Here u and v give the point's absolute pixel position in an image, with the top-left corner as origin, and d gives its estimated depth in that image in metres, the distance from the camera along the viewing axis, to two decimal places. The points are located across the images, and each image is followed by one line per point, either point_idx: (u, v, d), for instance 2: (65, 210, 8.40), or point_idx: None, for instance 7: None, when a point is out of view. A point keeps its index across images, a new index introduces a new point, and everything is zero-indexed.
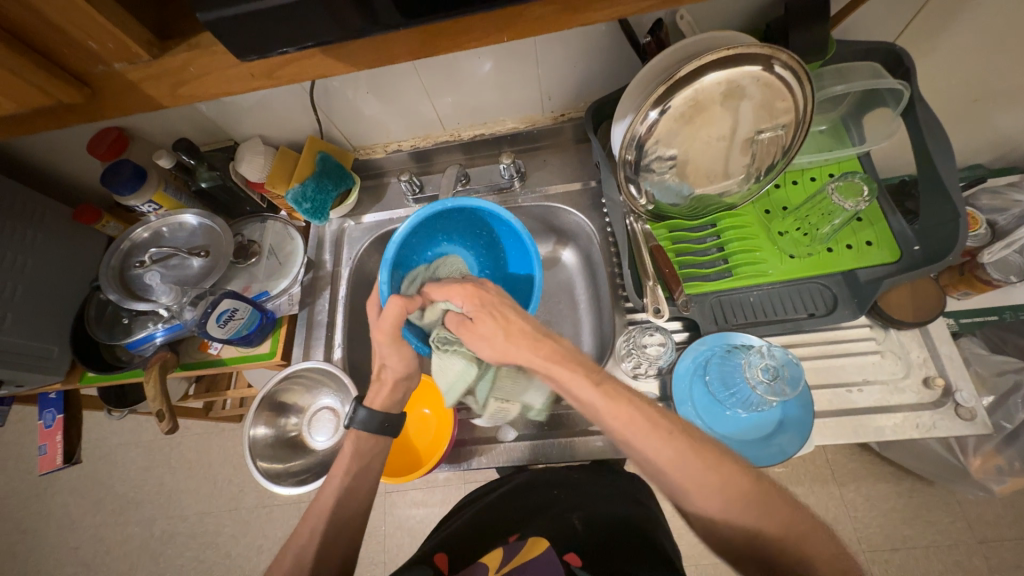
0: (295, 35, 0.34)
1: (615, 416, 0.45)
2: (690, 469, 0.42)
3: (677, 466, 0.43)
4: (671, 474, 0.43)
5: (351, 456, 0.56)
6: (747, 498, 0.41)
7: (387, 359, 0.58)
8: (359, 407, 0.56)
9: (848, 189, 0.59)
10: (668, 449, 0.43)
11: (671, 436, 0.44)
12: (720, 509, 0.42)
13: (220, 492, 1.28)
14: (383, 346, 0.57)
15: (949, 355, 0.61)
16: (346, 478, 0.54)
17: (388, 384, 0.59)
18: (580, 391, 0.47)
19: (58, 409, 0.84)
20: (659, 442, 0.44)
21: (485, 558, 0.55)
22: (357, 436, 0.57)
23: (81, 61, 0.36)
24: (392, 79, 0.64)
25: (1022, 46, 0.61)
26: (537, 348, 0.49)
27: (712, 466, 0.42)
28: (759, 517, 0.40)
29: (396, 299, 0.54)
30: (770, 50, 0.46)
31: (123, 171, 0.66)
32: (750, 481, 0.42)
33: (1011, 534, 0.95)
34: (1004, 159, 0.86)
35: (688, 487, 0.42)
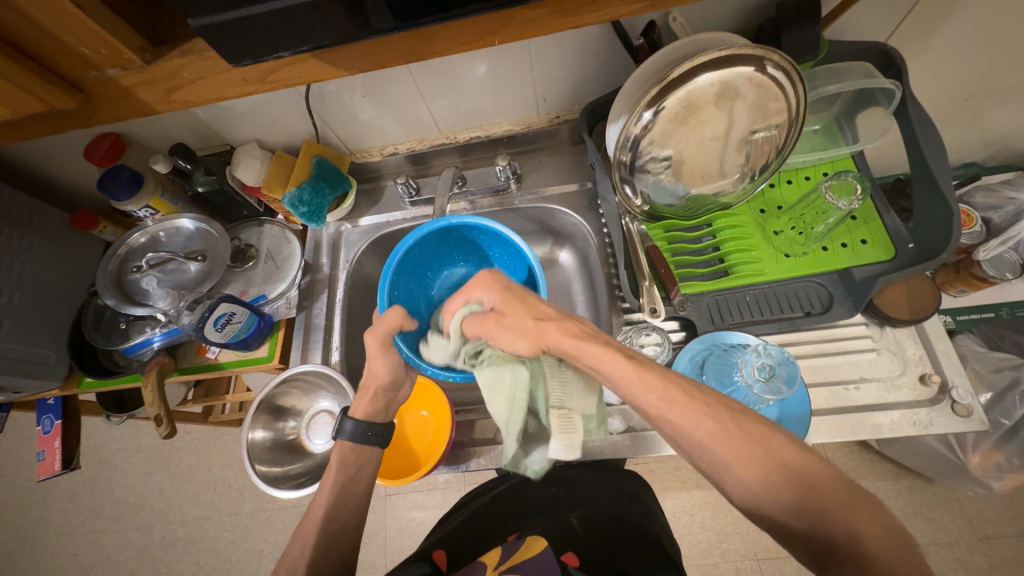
0: (289, 39, 0.34)
1: (650, 382, 0.42)
2: (729, 440, 0.38)
3: (716, 439, 0.39)
4: (708, 449, 0.39)
5: (338, 467, 0.55)
6: (793, 472, 0.37)
7: (373, 366, 0.58)
8: (344, 419, 0.57)
9: (841, 188, 0.59)
10: (707, 421, 0.40)
11: (711, 409, 0.40)
12: (764, 484, 0.37)
13: (220, 497, 1.27)
14: (374, 351, 0.57)
15: (945, 353, 0.61)
16: (337, 486, 0.55)
17: (370, 393, 0.58)
18: (613, 368, 0.44)
19: (57, 415, 0.84)
20: (697, 416, 0.40)
21: (483, 558, 0.54)
22: (342, 447, 0.56)
23: (74, 67, 0.36)
24: (388, 83, 0.64)
25: (1012, 44, 0.61)
26: (561, 327, 0.49)
27: (756, 439, 0.38)
28: (803, 498, 0.35)
29: (397, 309, 0.55)
30: (762, 50, 0.46)
31: (120, 177, 0.66)
32: (797, 454, 0.38)
33: (1012, 531, 0.95)
34: (998, 156, 0.86)
35: (720, 463, 0.39)
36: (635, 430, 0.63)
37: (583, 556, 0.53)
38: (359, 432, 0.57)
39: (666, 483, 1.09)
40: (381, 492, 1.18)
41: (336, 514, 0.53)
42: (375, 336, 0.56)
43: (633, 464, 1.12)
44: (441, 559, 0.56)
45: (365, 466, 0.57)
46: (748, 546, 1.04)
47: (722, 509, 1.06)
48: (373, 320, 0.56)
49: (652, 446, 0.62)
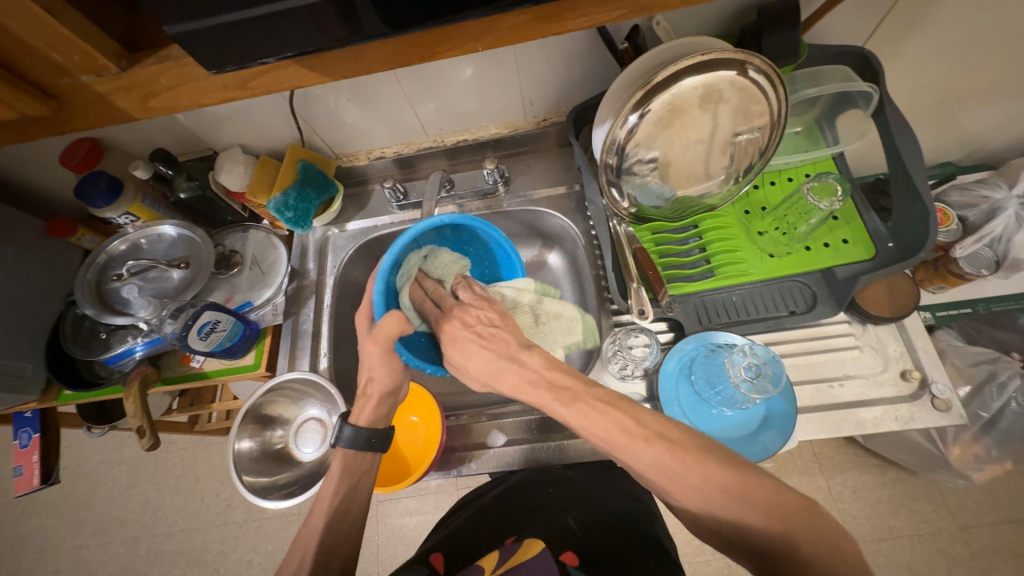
0: (274, 44, 0.33)
1: (595, 414, 0.43)
2: (674, 463, 0.39)
3: (659, 472, 0.40)
4: (650, 477, 0.40)
5: (339, 476, 0.55)
6: (733, 493, 0.37)
7: (374, 372, 0.57)
8: (344, 425, 0.56)
9: (822, 189, 0.61)
10: (647, 453, 0.40)
11: (650, 444, 0.40)
12: (705, 507, 0.38)
13: (207, 508, 1.25)
14: (375, 357, 0.57)
15: (925, 349, 0.62)
16: (338, 496, 0.54)
17: (373, 401, 0.58)
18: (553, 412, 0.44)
19: (34, 428, 0.81)
20: (638, 450, 0.40)
21: (482, 561, 0.53)
22: (343, 454, 0.56)
23: (46, 74, 0.35)
24: (373, 87, 0.64)
25: (983, 48, 0.63)
26: (492, 358, 0.47)
27: (696, 466, 0.39)
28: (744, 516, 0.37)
29: (394, 315, 0.55)
30: (743, 55, 0.47)
31: (98, 183, 0.64)
32: (734, 475, 0.38)
33: (991, 520, 0.98)
34: (973, 156, 0.88)
35: (665, 486, 0.40)
36: None
37: (582, 557, 0.53)
38: (363, 439, 0.56)
39: None
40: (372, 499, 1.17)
41: (335, 522, 0.52)
42: (375, 343, 0.56)
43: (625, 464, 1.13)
44: (439, 562, 0.57)
45: (365, 472, 0.57)
46: None
47: None
48: (374, 328, 0.56)
49: None
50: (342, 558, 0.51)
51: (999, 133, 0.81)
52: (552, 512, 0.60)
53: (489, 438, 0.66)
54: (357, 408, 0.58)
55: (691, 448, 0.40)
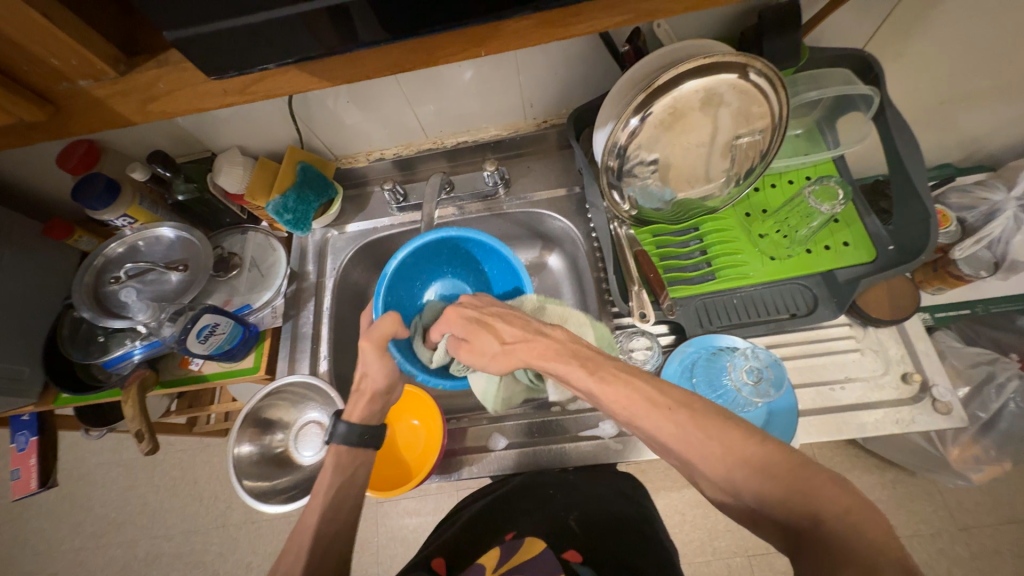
0: (272, 50, 0.33)
1: (617, 386, 0.45)
2: (695, 433, 0.40)
3: (679, 439, 0.41)
4: (674, 447, 0.42)
5: (334, 468, 0.55)
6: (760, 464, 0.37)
7: (369, 368, 0.57)
8: (337, 421, 0.56)
9: (824, 193, 0.61)
10: (668, 422, 0.42)
11: (672, 412, 0.42)
12: (726, 477, 0.38)
13: (206, 510, 1.24)
14: (368, 353, 0.56)
15: (926, 351, 0.62)
16: (334, 489, 0.53)
17: (367, 396, 0.58)
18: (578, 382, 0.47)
19: (32, 432, 0.81)
20: (659, 417, 0.42)
21: (482, 558, 0.54)
22: (338, 448, 0.56)
23: (43, 79, 0.35)
24: (373, 89, 0.63)
25: (983, 51, 0.63)
26: (519, 330, 0.52)
27: (718, 433, 0.40)
28: (767, 490, 0.36)
29: (390, 315, 0.57)
30: (745, 58, 0.47)
31: (96, 185, 0.64)
32: (757, 446, 0.38)
33: (990, 521, 0.98)
34: (972, 157, 0.89)
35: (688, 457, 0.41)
36: (625, 433, 0.63)
37: (585, 555, 0.53)
38: (357, 434, 0.56)
39: (657, 483, 1.10)
40: (372, 500, 1.17)
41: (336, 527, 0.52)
42: (370, 340, 0.56)
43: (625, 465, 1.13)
44: (440, 565, 0.54)
45: (362, 467, 0.57)
46: (738, 544, 1.05)
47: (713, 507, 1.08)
48: (370, 325, 0.57)
49: (641, 450, 0.62)
50: (340, 554, 0.50)
51: (998, 135, 0.81)
52: (553, 510, 0.60)
53: (490, 442, 0.66)
54: (351, 404, 0.58)
55: (715, 421, 0.41)
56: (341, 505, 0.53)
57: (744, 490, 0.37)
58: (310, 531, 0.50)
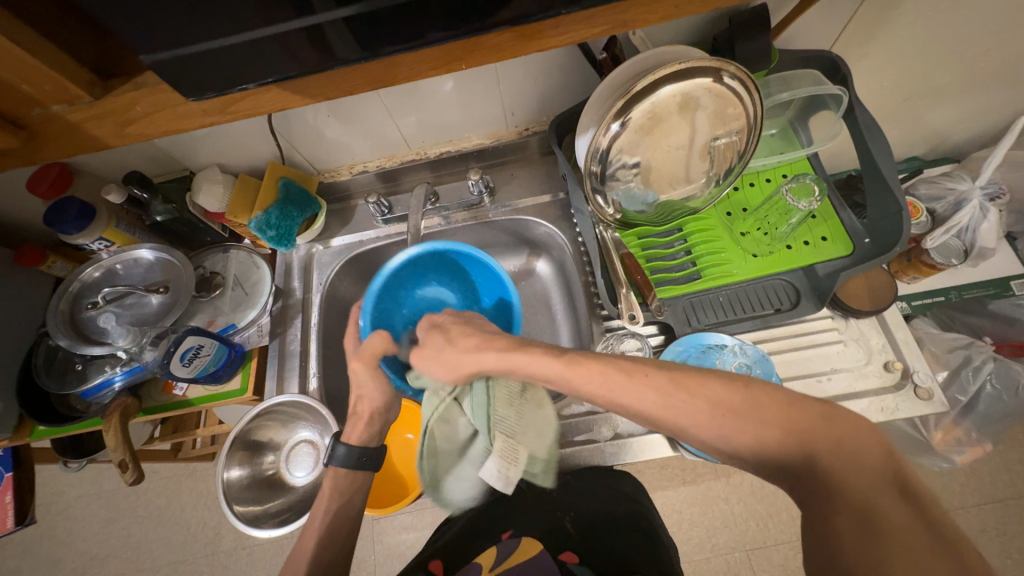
0: (249, 70, 0.33)
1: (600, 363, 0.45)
2: (695, 397, 0.39)
3: (669, 409, 0.40)
4: (660, 418, 0.41)
5: (331, 494, 0.54)
6: (729, 411, 0.38)
7: (364, 390, 0.57)
8: (336, 445, 0.55)
9: (800, 190, 0.63)
10: (649, 391, 0.41)
11: (649, 379, 0.42)
12: (716, 433, 0.38)
13: (195, 538, 1.20)
14: (360, 374, 0.56)
15: (905, 340, 0.64)
16: (329, 514, 0.53)
17: (364, 418, 0.57)
18: (546, 369, 0.46)
19: (6, 467, 0.77)
20: (636, 386, 0.42)
21: (479, 558, 0.57)
22: (336, 473, 0.55)
23: (15, 105, 0.34)
24: (353, 103, 0.63)
25: (940, 49, 0.67)
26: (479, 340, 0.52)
27: (699, 391, 0.39)
28: (766, 439, 0.37)
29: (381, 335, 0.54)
30: (718, 62, 0.48)
31: (69, 209, 0.62)
32: (736, 393, 0.39)
33: (975, 501, 1.01)
34: (936, 150, 0.92)
35: (685, 427, 0.40)
36: (620, 436, 0.62)
37: (581, 555, 0.58)
38: (355, 458, 0.55)
39: (654, 481, 1.10)
40: (368, 517, 1.15)
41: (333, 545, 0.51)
42: (361, 361, 0.55)
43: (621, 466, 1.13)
44: (438, 567, 0.57)
45: (357, 492, 0.56)
46: (736, 538, 1.06)
47: (710, 504, 1.09)
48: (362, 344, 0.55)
49: (637, 452, 0.62)
50: None
51: (959, 128, 0.85)
52: (549, 510, 0.63)
53: None
54: (350, 427, 0.58)
55: (711, 382, 0.40)
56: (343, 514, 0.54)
57: (738, 440, 0.38)
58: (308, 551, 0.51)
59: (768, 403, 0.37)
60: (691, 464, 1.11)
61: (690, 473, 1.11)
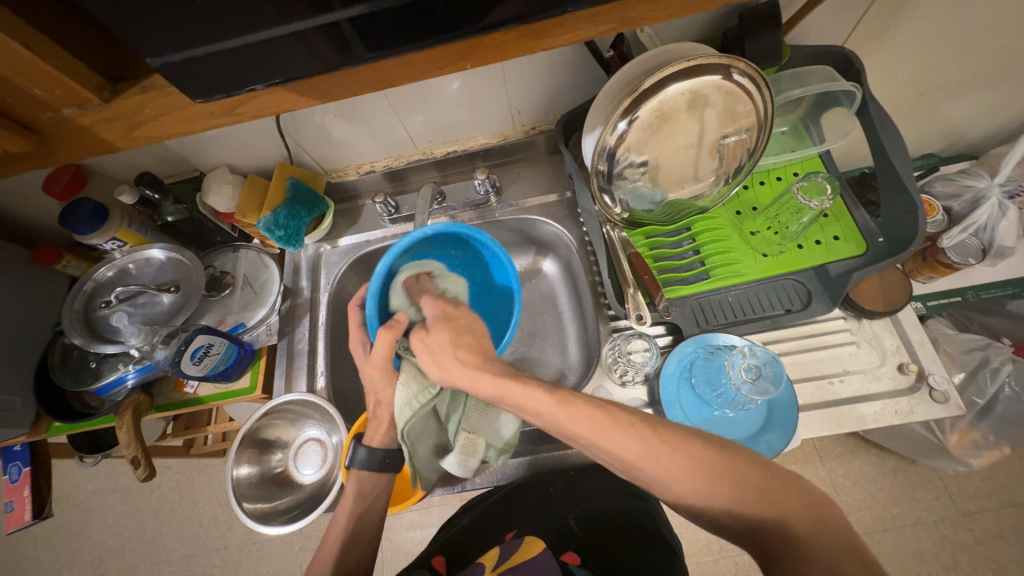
0: (254, 71, 0.33)
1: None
2: (678, 450, 0.40)
3: (647, 460, 0.41)
4: (640, 466, 0.41)
5: (354, 497, 0.56)
6: (712, 470, 0.40)
7: (382, 395, 0.59)
8: (358, 448, 0.58)
9: (811, 189, 0.61)
10: (635, 441, 0.42)
11: (633, 429, 0.42)
12: (697, 490, 0.39)
13: (206, 532, 1.22)
14: (378, 379, 0.57)
15: (920, 342, 0.62)
16: (352, 517, 0.56)
17: (383, 422, 0.60)
18: (531, 401, 0.46)
19: (24, 462, 0.79)
20: (623, 435, 0.42)
21: (483, 558, 0.56)
22: (358, 475, 0.57)
23: (27, 110, 0.34)
24: (360, 103, 0.64)
25: (958, 44, 0.65)
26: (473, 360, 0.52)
27: (683, 447, 0.41)
28: (745, 502, 0.38)
29: (385, 334, 0.54)
30: (727, 59, 0.48)
31: (83, 210, 0.63)
32: (717, 455, 0.40)
33: (991, 505, 0.99)
34: (954, 146, 0.90)
35: (666, 477, 0.40)
36: None
37: (584, 556, 0.56)
38: (376, 458, 0.58)
39: None
40: None
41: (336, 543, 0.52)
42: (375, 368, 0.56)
43: None
44: (441, 565, 0.59)
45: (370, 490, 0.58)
46: None
47: None
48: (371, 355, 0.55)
49: None
50: None
51: (977, 124, 0.83)
52: (552, 509, 0.62)
53: None
54: (372, 429, 0.61)
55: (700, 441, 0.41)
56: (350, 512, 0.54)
57: (719, 499, 0.39)
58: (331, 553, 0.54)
59: (745, 464, 0.40)
60: None
61: None
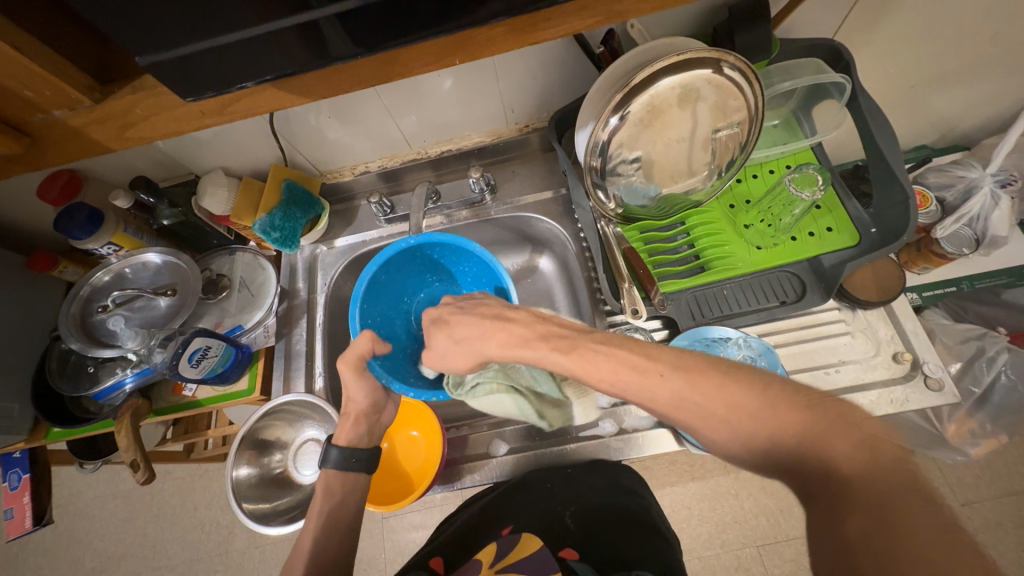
0: (243, 70, 0.33)
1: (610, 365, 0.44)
2: (703, 396, 0.40)
3: (679, 409, 0.41)
4: (672, 417, 0.42)
5: (324, 494, 0.54)
6: (745, 410, 0.38)
7: (352, 391, 0.57)
8: (330, 447, 0.56)
9: (803, 180, 0.62)
10: (664, 389, 0.42)
11: (664, 377, 0.42)
12: (727, 434, 0.39)
13: (208, 537, 1.22)
14: (347, 375, 0.56)
15: (914, 331, 0.63)
16: (324, 516, 0.53)
17: (352, 418, 0.58)
18: (554, 362, 0.48)
19: (24, 469, 0.79)
20: (653, 384, 0.42)
21: (479, 554, 0.57)
22: (329, 474, 0.55)
23: (17, 111, 0.34)
24: (353, 103, 0.64)
25: (947, 35, 0.65)
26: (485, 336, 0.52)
27: (718, 394, 0.39)
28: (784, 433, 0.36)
29: (364, 334, 0.55)
30: (717, 53, 0.48)
31: (78, 215, 0.63)
32: (753, 395, 0.38)
33: (991, 494, 0.99)
34: (947, 138, 0.91)
35: (692, 425, 0.41)
36: (625, 431, 0.63)
37: (581, 551, 0.56)
38: (345, 458, 0.56)
39: (662, 478, 1.10)
40: (377, 516, 1.16)
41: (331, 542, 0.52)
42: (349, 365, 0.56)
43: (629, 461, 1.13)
44: (439, 564, 0.57)
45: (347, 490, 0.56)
46: (746, 534, 1.05)
47: (719, 499, 1.08)
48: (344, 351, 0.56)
49: (641, 447, 0.62)
50: None
51: (969, 115, 0.84)
52: (549, 505, 0.62)
53: (490, 448, 0.65)
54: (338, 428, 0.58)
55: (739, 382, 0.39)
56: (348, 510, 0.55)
57: (752, 438, 0.38)
58: (306, 554, 0.51)
59: (781, 400, 0.37)
60: (700, 459, 1.11)
61: (699, 468, 1.10)
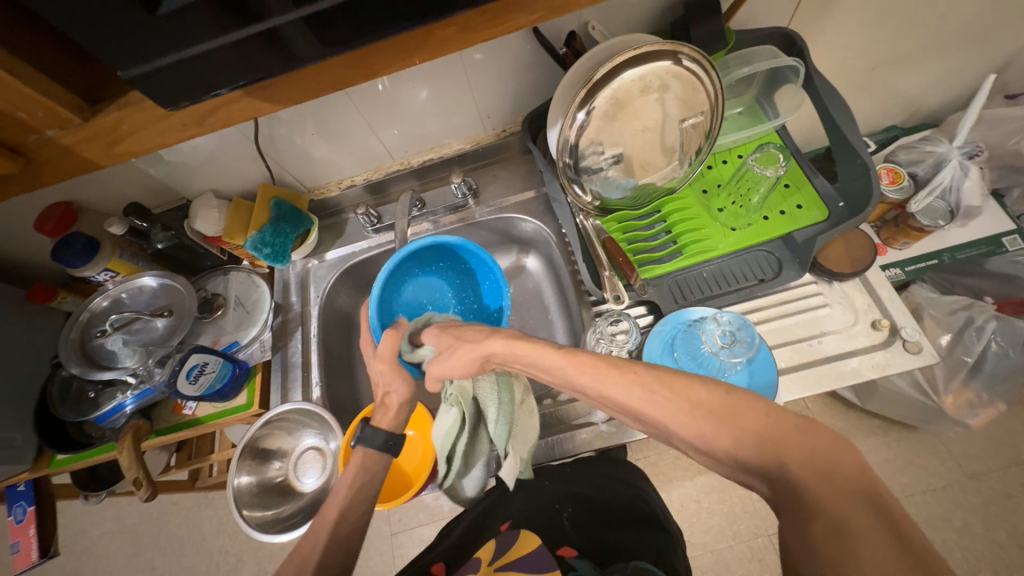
0: (222, 75, 0.35)
1: None
2: None
3: (652, 402, 0.43)
4: None
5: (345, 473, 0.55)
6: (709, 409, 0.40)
7: (390, 385, 0.60)
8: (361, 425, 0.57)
9: (766, 159, 0.66)
10: (638, 387, 0.44)
11: (637, 374, 0.44)
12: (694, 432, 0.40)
13: (217, 566, 1.21)
14: (386, 374, 0.60)
15: (890, 298, 0.64)
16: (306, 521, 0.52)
17: (392, 408, 0.60)
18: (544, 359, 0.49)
19: (29, 501, 0.79)
20: (625, 382, 0.44)
21: (478, 553, 0.60)
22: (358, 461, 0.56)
23: (12, 133, 0.37)
24: (336, 119, 0.67)
25: (898, 17, 0.69)
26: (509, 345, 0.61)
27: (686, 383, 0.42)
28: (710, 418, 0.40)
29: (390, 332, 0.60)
30: (673, 45, 0.51)
31: (74, 243, 0.65)
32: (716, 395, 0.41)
33: (996, 465, 1.01)
34: (914, 117, 0.94)
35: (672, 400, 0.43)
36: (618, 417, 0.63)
37: (579, 549, 0.63)
38: (381, 439, 0.57)
39: (667, 474, 1.10)
40: (386, 531, 1.16)
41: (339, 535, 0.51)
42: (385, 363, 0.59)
43: (633, 458, 1.13)
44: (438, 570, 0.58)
45: None
46: (757, 524, 1.05)
47: (726, 491, 1.08)
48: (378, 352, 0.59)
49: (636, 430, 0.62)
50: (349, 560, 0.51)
51: (932, 93, 0.87)
52: (549, 504, 0.68)
53: None
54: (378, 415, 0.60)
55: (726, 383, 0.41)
56: (365, 487, 0.55)
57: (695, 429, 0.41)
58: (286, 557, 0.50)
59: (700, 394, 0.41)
60: None
61: None
